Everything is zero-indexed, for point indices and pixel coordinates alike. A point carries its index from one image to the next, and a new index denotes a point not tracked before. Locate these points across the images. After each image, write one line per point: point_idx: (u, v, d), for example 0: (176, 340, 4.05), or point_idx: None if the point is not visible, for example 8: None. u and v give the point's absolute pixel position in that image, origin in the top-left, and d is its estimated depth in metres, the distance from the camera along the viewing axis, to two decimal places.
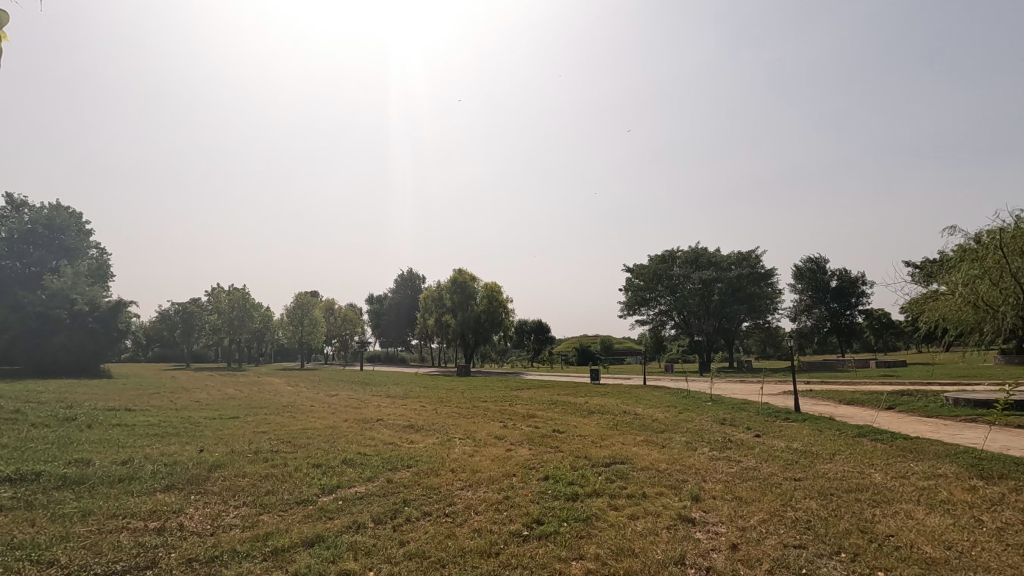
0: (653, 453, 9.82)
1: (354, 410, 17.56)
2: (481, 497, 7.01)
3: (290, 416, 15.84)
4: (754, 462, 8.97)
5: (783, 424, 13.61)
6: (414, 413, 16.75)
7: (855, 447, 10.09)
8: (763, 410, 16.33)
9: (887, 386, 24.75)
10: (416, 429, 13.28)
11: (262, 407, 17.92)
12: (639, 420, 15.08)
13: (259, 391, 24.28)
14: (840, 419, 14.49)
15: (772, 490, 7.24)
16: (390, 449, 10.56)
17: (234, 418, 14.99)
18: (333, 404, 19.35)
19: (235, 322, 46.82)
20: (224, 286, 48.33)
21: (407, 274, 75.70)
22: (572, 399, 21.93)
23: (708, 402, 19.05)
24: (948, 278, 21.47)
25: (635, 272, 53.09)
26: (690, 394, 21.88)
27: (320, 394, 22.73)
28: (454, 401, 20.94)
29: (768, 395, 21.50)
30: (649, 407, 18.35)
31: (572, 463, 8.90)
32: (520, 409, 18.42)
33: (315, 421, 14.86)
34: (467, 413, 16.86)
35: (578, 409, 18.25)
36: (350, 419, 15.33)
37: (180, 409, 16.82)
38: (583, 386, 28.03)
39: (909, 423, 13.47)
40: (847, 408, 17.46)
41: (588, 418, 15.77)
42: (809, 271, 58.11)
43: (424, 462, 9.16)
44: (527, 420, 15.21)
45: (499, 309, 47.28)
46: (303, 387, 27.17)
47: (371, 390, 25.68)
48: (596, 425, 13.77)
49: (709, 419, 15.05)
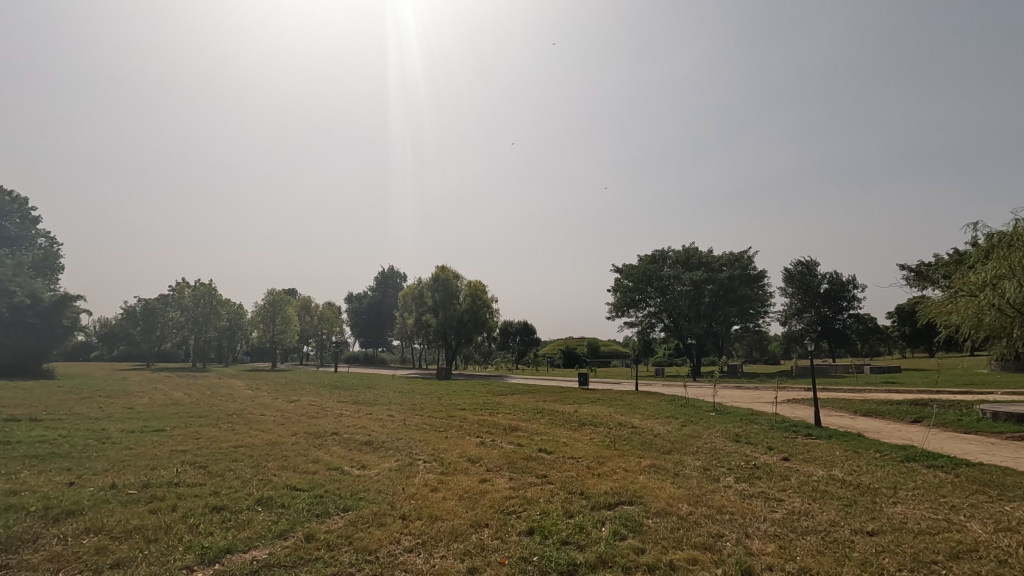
0: (666, 488, 7.66)
1: (309, 419, 15.24)
2: (436, 569, 4.78)
3: (229, 427, 13.40)
4: (803, 503, 6.85)
5: (809, 443, 11.60)
6: (378, 425, 14.43)
7: (917, 479, 8.04)
8: (776, 423, 14.36)
9: (897, 395, 23.01)
10: (374, 447, 11.04)
11: (201, 415, 15.41)
12: (639, 436, 12.95)
13: (209, 395, 21.64)
14: (874, 437, 12.46)
15: (851, 556, 5.11)
16: (335, 477, 8.26)
17: (158, 430, 12.53)
18: (288, 411, 16.94)
19: (200, 319, 43.78)
20: (188, 282, 45.32)
21: (387, 270, 74.53)
22: (559, 407, 19.77)
23: (712, 412, 16.97)
24: (966, 278, 19.65)
25: (623, 273, 50.84)
26: (689, 402, 19.87)
27: (278, 400, 20.24)
28: (427, 410, 18.63)
29: (774, 404, 19.60)
30: (647, 418, 16.25)
31: (567, 504, 6.69)
32: (501, 420, 16.23)
33: (256, 435, 12.44)
34: (439, 425, 14.59)
35: (568, 420, 16.07)
36: (300, 433, 12.94)
37: (99, 418, 14.22)
38: (571, 392, 25.89)
39: (953, 441, 11.55)
40: (867, 420, 15.56)
41: (580, 432, 13.57)
42: (799, 274, 56.71)
43: (370, 501, 6.85)
44: (510, 435, 12.98)
45: (483, 309, 44.99)
46: (266, 390, 24.71)
47: (338, 395, 23.22)
48: (591, 443, 11.62)
49: (719, 435, 12.97)
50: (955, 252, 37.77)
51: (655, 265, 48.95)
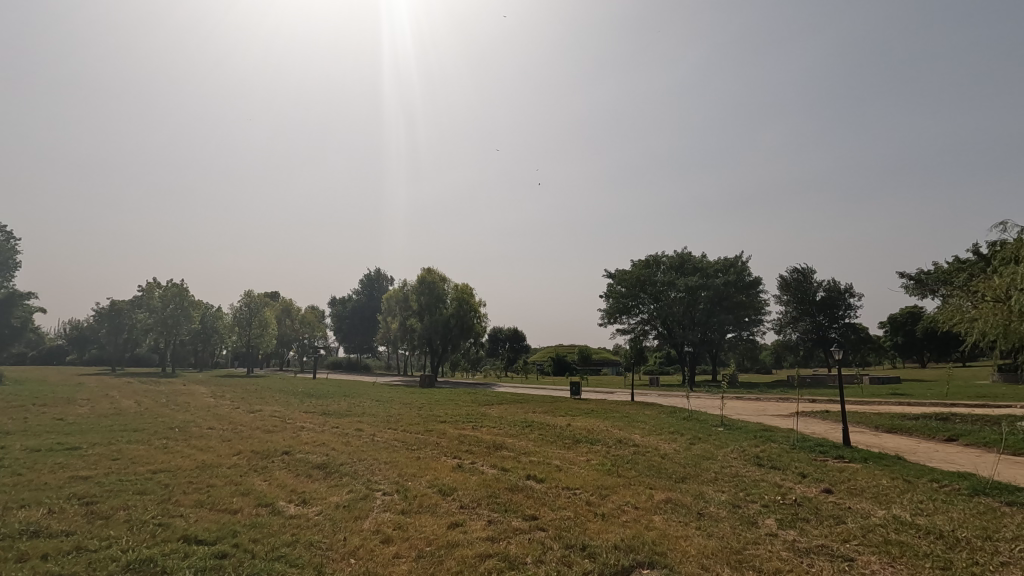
0: (693, 538, 5.81)
1: (262, 434, 13.18)
2: None
3: (161, 444, 11.30)
4: (886, 569, 5.03)
5: (846, 468, 9.87)
6: (342, 441, 12.48)
7: (1011, 525, 6.29)
8: (798, 442, 12.57)
9: (910, 408, 21.49)
10: (328, 472, 9.11)
11: (137, 429, 13.30)
12: (644, 457, 11.06)
13: (162, 404, 19.44)
14: (917, 461, 10.73)
15: None
16: (257, 520, 6.27)
17: (71, 448, 10.41)
18: (241, 424, 14.83)
19: (169, 322, 41.40)
20: (157, 282, 42.88)
21: (374, 274, 73.19)
22: (550, 419, 17.88)
23: (720, 428, 15.18)
24: (989, 281, 18.02)
25: (615, 277, 49.01)
26: (693, 416, 18.03)
27: (237, 410, 18.09)
28: (402, 423, 16.62)
29: (784, 419, 17.92)
30: (649, 434, 14.40)
31: (564, 569, 4.80)
32: (485, 435, 14.29)
33: (188, 455, 10.37)
34: (413, 441, 12.70)
35: (561, 436, 14.17)
36: (246, 452, 10.89)
37: (10, 433, 12.05)
38: (562, 402, 24.09)
39: (1010, 466, 9.91)
40: (894, 439, 13.91)
41: (575, 452, 11.68)
42: (795, 282, 55.17)
43: (292, 564, 4.91)
44: (493, 455, 11.11)
45: (470, 313, 43.03)
46: (230, 398, 22.59)
47: (307, 404, 21.14)
48: (588, 467, 9.75)
49: (738, 456, 11.15)
50: (958, 260, 36.89)
51: (648, 270, 47.18)
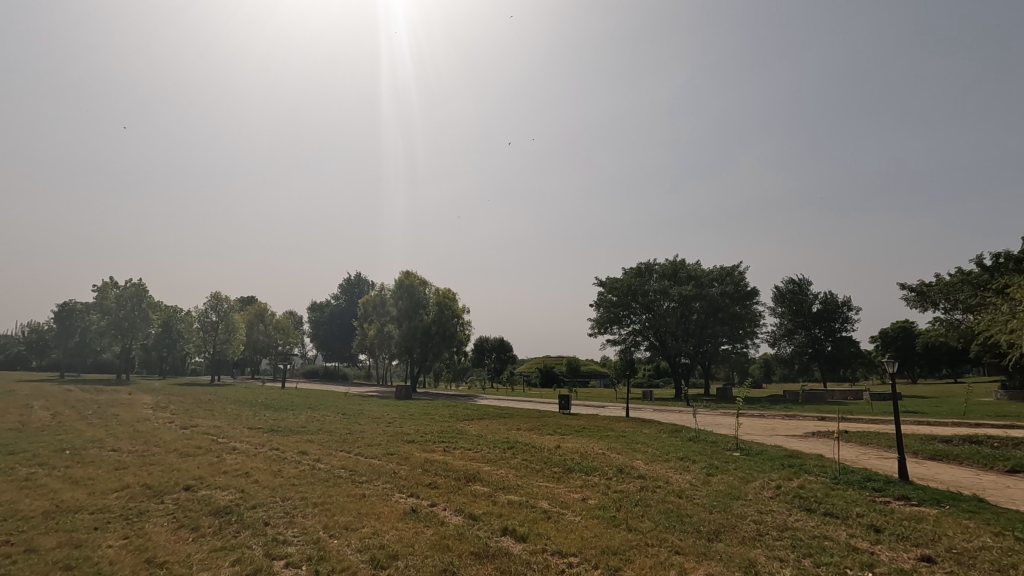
0: None
1: (176, 460, 10.48)
2: None
3: (25, 475, 8.57)
4: None
5: (922, 515, 7.52)
6: (274, 470, 9.84)
7: None
8: (842, 475, 10.14)
9: (935, 428, 19.35)
10: (224, 524, 6.46)
11: (15, 451, 10.51)
12: (655, 496, 8.56)
13: (84, 418, 16.63)
14: (1005, 505, 8.37)
15: None
16: None
17: None
18: (158, 445, 12.10)
19: (124, 325, 38.22)
20: (112, 282, 39.66)
21: (355, 278, 70.49)
22: (535, 440, 15.32)
23: (738, 453, 12.80)
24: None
25: (606, 287, 46.56)
26: (702, 436, 15.59)
27: (168, 427, 15.33)
28: (360, 443, 13.95)
29: (805, 442, 15.56)
30: (656, 462, 11.89)
31: None
32: (456, 461, 11.73)
33: (45, 492, 7.66)
34: (362, 470, 10.09)
35: (549, 462, 11.62)
36: (133, 489, 8.17)
37: None
38: (550, 418, 21.61)
39: None
40: (945, 470, 11.64)
41: (568, 487, 9.17)
42: (790, 293, 53.23)
43: None
44: (459, 492, 8.51)
45: (451, 320, 40.50)
46: (171, 410, 19.62)
47: (258, 418, 18.40)
48: (588, 515, 7.22)
49: (778, 496, 8.70)
50: (960, 273, 35.13)
51: (640, 279, 44.90)
